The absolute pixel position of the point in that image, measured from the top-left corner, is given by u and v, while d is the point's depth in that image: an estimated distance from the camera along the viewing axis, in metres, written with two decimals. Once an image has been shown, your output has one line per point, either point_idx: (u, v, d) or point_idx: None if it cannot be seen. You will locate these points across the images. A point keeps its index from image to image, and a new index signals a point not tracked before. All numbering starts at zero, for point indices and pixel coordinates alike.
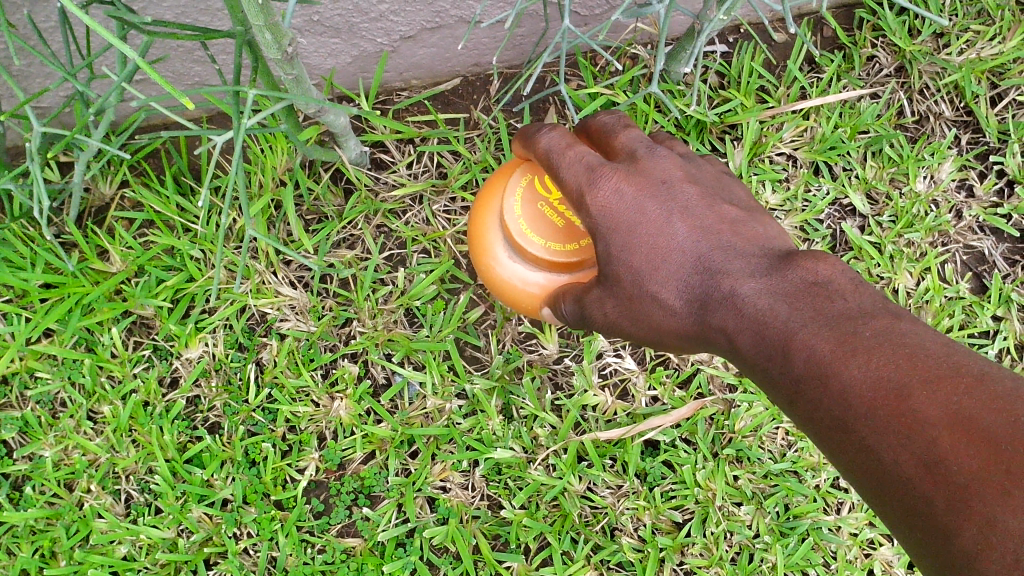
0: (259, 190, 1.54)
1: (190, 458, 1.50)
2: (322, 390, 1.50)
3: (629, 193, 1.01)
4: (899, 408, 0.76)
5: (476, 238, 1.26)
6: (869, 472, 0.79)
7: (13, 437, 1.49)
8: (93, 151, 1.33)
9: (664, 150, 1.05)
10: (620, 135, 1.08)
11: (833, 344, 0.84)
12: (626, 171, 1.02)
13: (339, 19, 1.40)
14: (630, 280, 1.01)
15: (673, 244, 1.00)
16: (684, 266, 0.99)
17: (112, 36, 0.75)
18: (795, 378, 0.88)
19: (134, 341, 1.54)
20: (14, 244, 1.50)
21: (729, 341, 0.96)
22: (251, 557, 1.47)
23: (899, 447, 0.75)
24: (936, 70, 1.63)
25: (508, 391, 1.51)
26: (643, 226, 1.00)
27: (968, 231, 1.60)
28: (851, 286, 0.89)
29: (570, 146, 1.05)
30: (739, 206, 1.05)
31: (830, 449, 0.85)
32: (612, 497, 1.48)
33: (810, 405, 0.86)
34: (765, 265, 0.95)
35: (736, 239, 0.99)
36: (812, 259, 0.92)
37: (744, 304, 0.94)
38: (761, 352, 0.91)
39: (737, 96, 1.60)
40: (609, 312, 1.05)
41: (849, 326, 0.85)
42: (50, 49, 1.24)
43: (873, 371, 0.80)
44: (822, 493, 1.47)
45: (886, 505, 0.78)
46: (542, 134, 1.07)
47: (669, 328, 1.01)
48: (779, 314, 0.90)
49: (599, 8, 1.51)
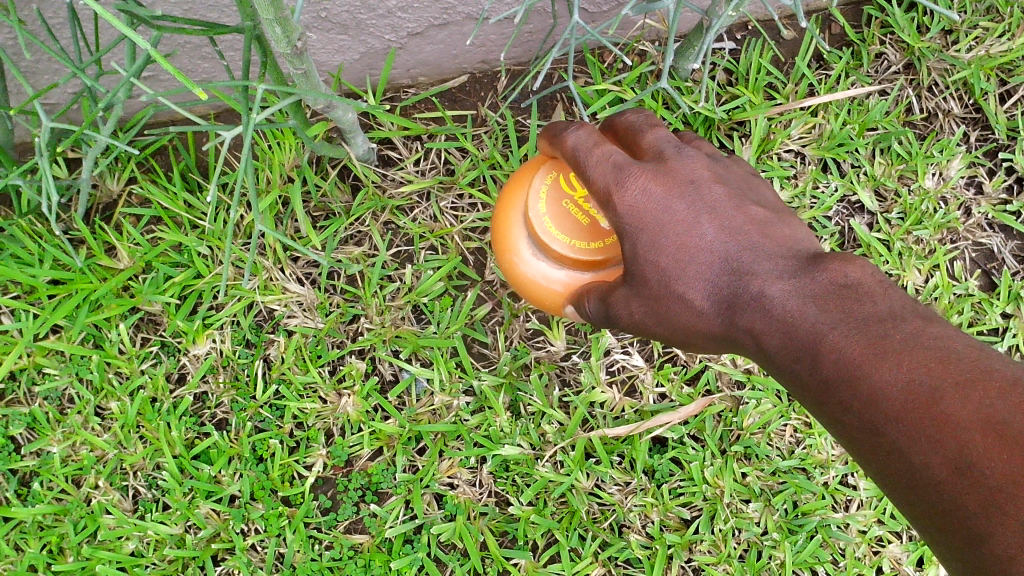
0: (267, 187, 1.54)
1: (198, 454, 1.50)
2: (329, 387, 1.50)
3: (657, 193, 0.99)
4: (932, 412, 0.77)
5: (498, 234, 1.25)
6: (898, 473, 0.80)
7: (21, 433, 1.49)
8: (101, 147, 1.33)
9: (692, 151, 1.04)
10: (647, 134, 1.06)
11: (863, 347, 0.84)
12: (654, 170, 1.01)
13: (347, 15, 1.40)
14: (657, 280, 0.99)
15: (701, 245, 0.99)
16: (712, 266, 0.98)
17: (124, 28, 0.75)
18: (823, 379, 0.88)
19: (141, 338, 1.54)
20: (22, 241, 1.50)
21: (756, 342, 0.96)
22: (258, 553, 1.47)
23: (931, 451, 0.76)
24: (945, 67, 1.62)
25: (516, 388, 1.50)
26: (671, 227, 0.99)
27: (977, 228, 1.59)
28: (880, 288, 0.90)
29: (598, 144, 1.02)
30: (766, 207, 1.03)
31: (857, 450, 0.86)
32: (620, 494, 1.47)
33: (839, 406, 0.86)
34: (794, 267, 0.95)
35: (764, 240, 0.98)
36: (841, 261, 0.92)
37: (772, 304, 0.93)
38: (790, 353, 0.92)
39: (745, 93, 1.59)
40: (635, 312, 1.03)
41: (880, 328, 0.85)
42: (59, 45, 1.25)
43: (903, 374, 0.80)
44: (831, 490, 1.46)
45: (916, 507, 0.79)
46: (569, 133, 1.04)
47: (696, 328, 1.01)
48: (807, 315, 0.90)
49: (607, 5, 1.51)
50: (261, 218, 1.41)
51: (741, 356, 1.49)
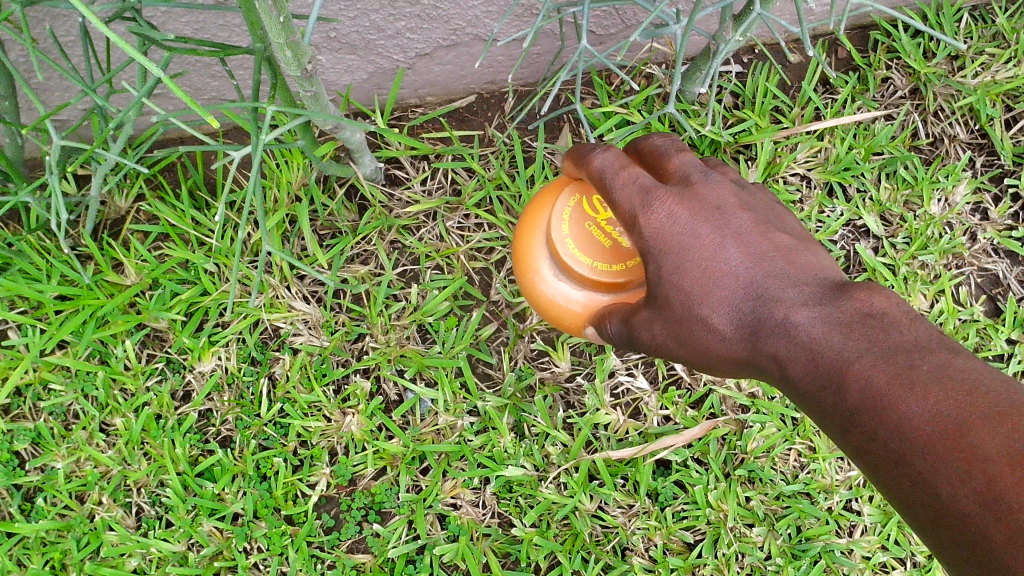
0: (274, 205, 1.55)
1: (202, 471, 1.50)
2: (333, 405, 1.50)
3: (682, 216, 1.00)
4: (958, 444, 0.76)
5: (519, 255, 1.26)
6: (923, 505, 0.80)
7: (26, 448, 1.49)
8: (110, 165, 1.34)
9: (719, 175, 1.05)
10: (674, 158, 1.07)
11: (890, 377, 0.84)
12: (681, 194, 1.01)
13: (356, 36, 1.41)
14: (681, 302, 1.00)
15: (726, 269, 0.99)
16: (736, 292, 0.99)
17: (138, 54, 0.76)
18: (847, 409, 0.88)
19: (147, 354, 1.55)
20: (30, 256, 1.51)
21: (780, 369, 0.96)
22: (261, 572, 1.47)
23: (957, 483, 0.75)
24: (951, 92, 1.63)
25: (520, 409, 1.51)
26: (696, 250, 0.99)
27: (982, 254, 1.60)
28: (907, 318, 0.89)
29: (624, 166, 1.04)
30: (793, 234, 1.04)
31: (881, 481, 0.86)
32: (623, 516, 1.47)
33: (863, 436, 0.86)
34: (820, 295, 0.95)
35: (789, 267, 0.99)
36: (866, 290, 0.92)
37: (798, 332, 0.94)
38: (814, 381, 0.92)
39: (752, 116, 1.60)
40: (657, 334, 1.04)
41: (907, 359, 0.85)
42: (72, 64, 1.26)
43: (930, 405, 0.80)
44: (835, 515, 1.46)
45: (940, 539, 0.79)
46: (596, 155, 1.07)
47: (719, 353, 1.01)
48: (834, 344, 0.90)
49: (614, 28, 1.52)
50: (268, 237, 1.42)
51: (746, 380, 1.49)
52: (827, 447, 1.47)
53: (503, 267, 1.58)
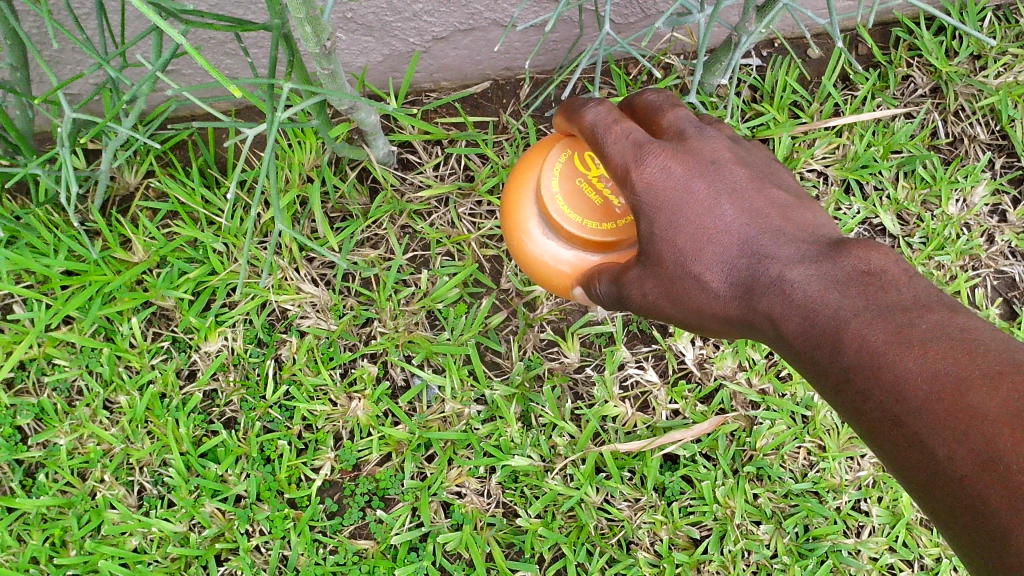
0: (285, 186, 1.54)
1: (205, 452, 1.49)
2: (339, 389, 1.49)
3: (677, 171, 0.97)
4: (956, 404, 0.75)
5: (508, 213, 1.23)
6: (919, 466, 0.78)
7: (29, 424, 1.48)
8: (121, 141, 1.32)
9: (714, 131, 1.01)
10: (668, 112, 1.04)
11: (887, 335, 0.82)
12: (675, 149, 0.98)
13: (373, 17, 1.39)
14: (673, 260, 0.97)
15: (720, 226, 0.96)
16: (730, 248, 0.96)
17: (157, 18, 0.74)
18: (843, 368, 0.86)
19: (152, 333, 1.54)
20: (38, 230, 1.50)
21: (774, 327, 0.93)
22: (262, 555, 1.45)
23: (955, 444, 0.74)
24: (972, 92, 1.61)
25: (528, 398, 1.49)
26: (690, 206, 0.96)
27: (999, 256, 1.56)
28: (905, 276, 0.88)
29: (616, 121, 1.00)
30: (789, 191, 1.01)
31: (875, 442, 0.84)
32: (629, 510, 1.45)
33: (857, 396, 0.84)
34: (815, 252, 0.93)
35: (785, 224, 0.96)
36: (865, 248, 0.90)
37: (793, 289, 0.91)
38: (809, 339, 0.89)
39: (770, 110, 1.58)
40: (648, 293, 1.01)
41: (905, 318, 0.83)
42: (84, 35, 1.24)
43: (929, 364, 0.78)
44: (842, 515, 1.45)
45: (937, 500, 0.77)
46: (588, 108, 1.02)
47: (710, 311, 0.99)
48: (830, 301, 0.88)
49: (635, 17, 1.50)
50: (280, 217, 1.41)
51: (757, 376, 1.49)
52: (835, 446, 1.46)
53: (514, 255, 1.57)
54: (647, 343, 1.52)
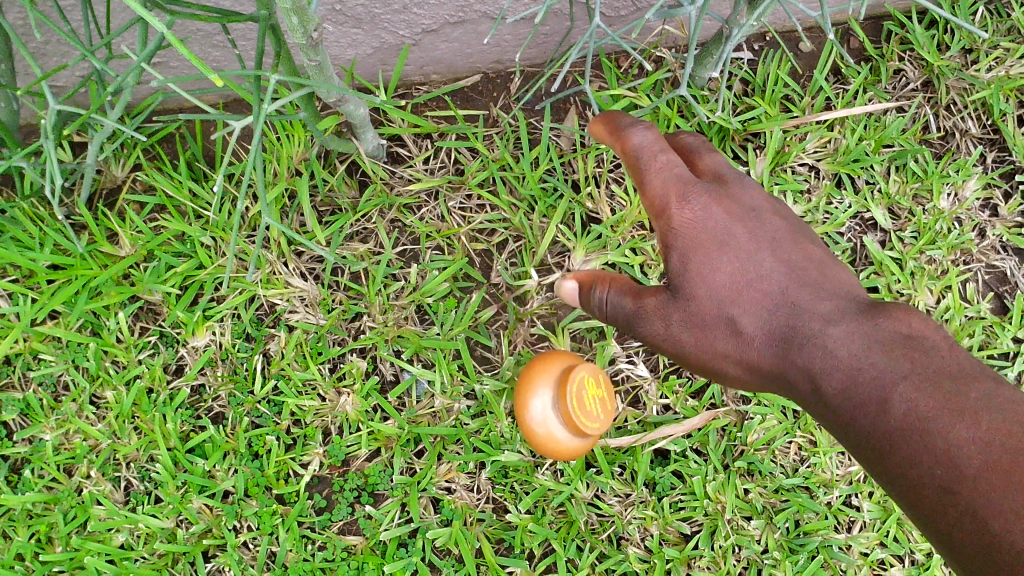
0: (274, 179, 1.53)
1: (193, 448, 1.47)
2: (329, 384, 1.48)
3: (718, 214, 1.13)
4: (1013, 470, 0.82)
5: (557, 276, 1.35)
6: (932, 507, 0.89)
7: (14, 419, 1.46)
8: (106, 134, 1.30)
9: (751, 183, 1.19)
10: (706, 158, 1.21)
11: (936, 399, 0.91)
12: (716, 194, 1.14)
13: (362, 9, 1.38)
14: (707, 296, 1.11)
15: (758, 274, 1.11)
16: (771, 297, 1.10)
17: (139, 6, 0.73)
18: (884, 434, 0.95)
19: (140, 327, 1.52)
20: (24, 223, 1.48)
21: (812, 383, 1.05)
22: (250, 551, 1.44)
23: (998, 509, 0.81)
24: (964, 86, 1.59)
25: (518, 393, 1.48)
26: (728, 254, 1.11)
27: (990, 251, 1.56)
28: (946, 346, 0.99)
29: (662, 150, 1.16)
30: (825, 252, 1.18)
31: (901, 500, 0.94)
32: (620, 506, 1.45)
33: (887, 453, 0.94)
34: (853, 310, 1.07)
35: (821, 278, 1.12)
36: (904, 313, 1.04)
37: (831, 343, 1.04)
38: (846, 398, 1.00)
39: (761, 104, 1.57)
40: (671, 325, 1.14)
41: (955, 388, 0.92)
42: (68, 26, 1.23)
43: (980, 436, 0.86)
44: (833, 510, 1.44)
45: (951, 539, 0.87)
46: (636, 133, 1.18)
47: (744, 359, 1.12)
48: (875, 362, 0.99)
49: (627, 10, 1.49)
50: (267, 211, 1.40)
51: None
52: (827, 442, 1.45)
53: (504, 250, 1.56)
54: (638, 337, 1.50)
